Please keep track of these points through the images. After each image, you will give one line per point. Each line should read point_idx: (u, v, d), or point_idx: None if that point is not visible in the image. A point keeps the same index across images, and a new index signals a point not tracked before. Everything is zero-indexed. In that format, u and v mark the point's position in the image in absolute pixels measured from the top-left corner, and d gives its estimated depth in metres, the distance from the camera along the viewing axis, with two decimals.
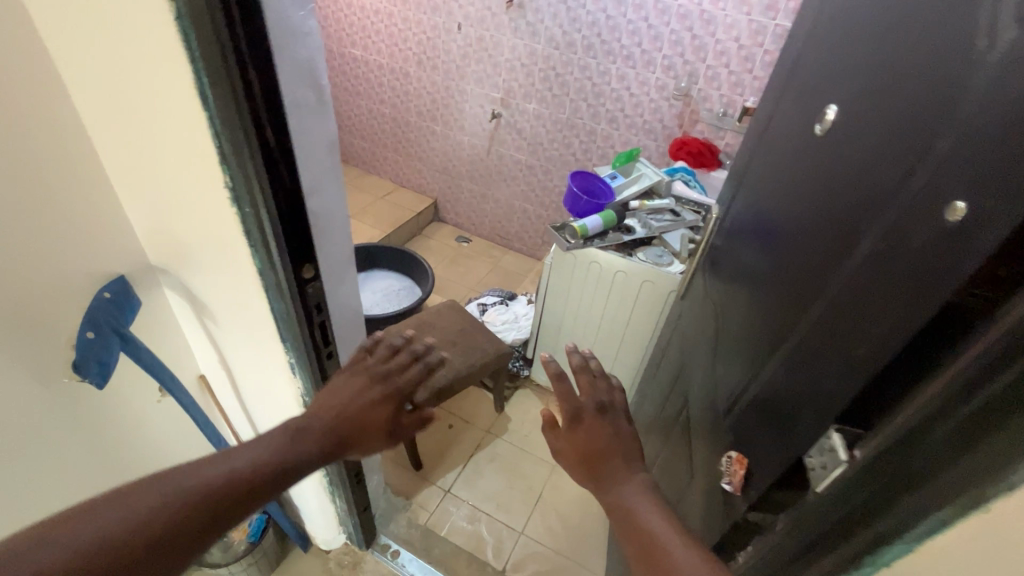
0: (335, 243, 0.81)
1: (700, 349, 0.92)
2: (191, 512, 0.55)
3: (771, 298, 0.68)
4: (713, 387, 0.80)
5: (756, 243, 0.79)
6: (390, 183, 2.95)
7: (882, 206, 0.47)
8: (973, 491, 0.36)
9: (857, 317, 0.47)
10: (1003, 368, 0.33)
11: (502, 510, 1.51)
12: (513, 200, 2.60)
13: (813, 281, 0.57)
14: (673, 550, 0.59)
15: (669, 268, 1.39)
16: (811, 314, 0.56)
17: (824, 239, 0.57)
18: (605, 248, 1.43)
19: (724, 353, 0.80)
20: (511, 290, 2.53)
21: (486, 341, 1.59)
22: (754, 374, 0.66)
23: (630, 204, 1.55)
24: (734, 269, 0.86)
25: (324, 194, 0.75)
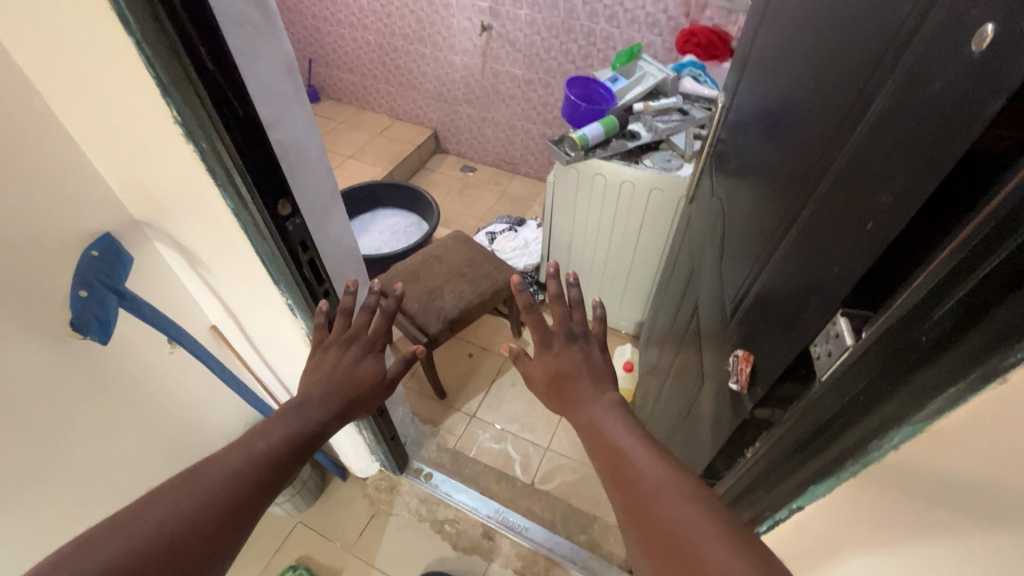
0: (318, 176, 0.78)
1: (708, 251, 0.88)
2: (229, 506, 0.54)
3: (776, 186, 0.62)
4: (720, 288, 0.77)
5: (761, 129, 0.72)
6: (387, 118, 2.84)
7: (896, 56, 0.40)
8: (988, 363, 0.34)
9: (869, 188, 0.41)
10: (1015, 229, 0.29)
11: (527, 429, 1.55)
12: (515, 120, 2.47)
13: (819, 161, 0.51)
14: (633, 456, 0.56)
15: (679, 172, 1.31)
16: (817, 195, 0.50)
17: (832, 108, 0.50)
18: (608, 157, 1.35)
19: (730, 251, 0.75)
20: (522, 215, 2.48)
21: (496, 268, 1.56)
22: (759, 269, 0.62)
23: (634, 108, 1.44)
24: (741, 161, 0.79)
25: (292, 124, 0.69)
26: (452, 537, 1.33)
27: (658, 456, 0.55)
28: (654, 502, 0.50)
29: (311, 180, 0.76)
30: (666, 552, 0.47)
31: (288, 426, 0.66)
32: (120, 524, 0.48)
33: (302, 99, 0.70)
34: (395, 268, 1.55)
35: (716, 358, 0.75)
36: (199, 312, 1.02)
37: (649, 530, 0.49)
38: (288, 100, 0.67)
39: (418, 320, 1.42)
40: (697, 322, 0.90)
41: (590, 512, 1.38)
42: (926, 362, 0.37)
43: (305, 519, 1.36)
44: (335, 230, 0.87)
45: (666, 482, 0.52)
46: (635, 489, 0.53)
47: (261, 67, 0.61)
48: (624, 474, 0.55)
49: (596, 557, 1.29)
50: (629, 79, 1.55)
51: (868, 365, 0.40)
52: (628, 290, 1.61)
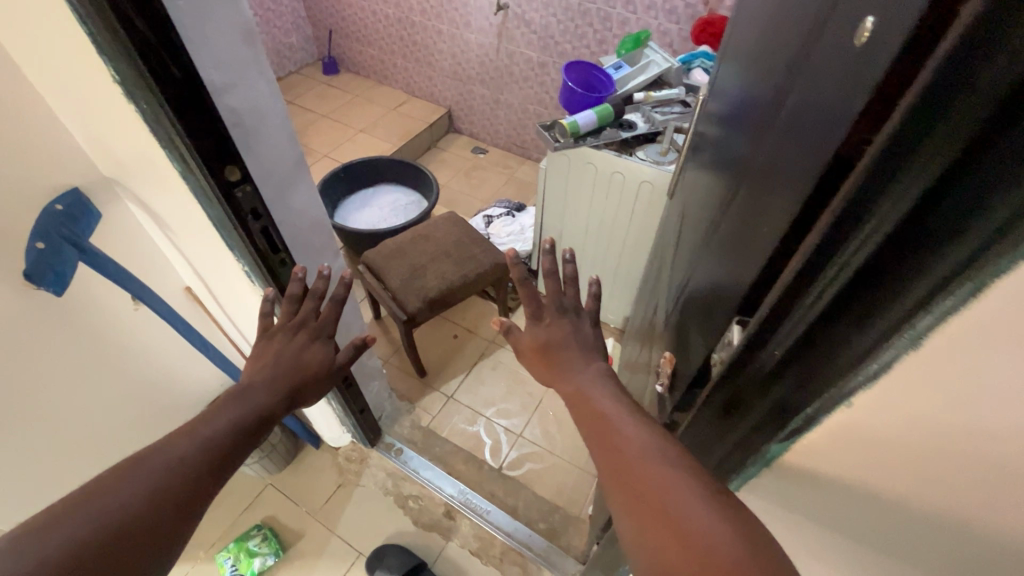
0: (279, 146, 0.78)
1: (671, 247, 0.85)
2: (180, 489, 0.52)
3: (722, 183, 0.59)
4: (670, 286, 0.75)
5: (725, 122, 0.68)
6: (403, 94, 2.83)
7: (810, 49, 0.38)
8: (838, 381, 0.33)
9: (770, 189, 0.39)
10: (874, 211, 0.27)
11: (502, 415, 1.56)
12: (528, 103, 2.43)
13: (749, 160, 0.49)
14: (619, 422, 0.53)
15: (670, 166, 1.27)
16: (742, 196, 0.48)
17: (765, 105, 0.47)
18: (599, 146, 1.31)
19: (682, 249, 0.72)
20: (526, 201, 2.46)
21: (483, 251, 1.55)
22: (694, 270, 0.60)
23: (633, 97, 1.40)
24: (708, 154, 0.76)
25: (246, 92, 0.68)
26: (414, 512, 1.35)
27: (644, 422, 0.52)
28: (641, 467, 0.46)
29: (271, 150, 0.77)
30: (654, 514, 0.43)
31: (237, 410, 0.65)
32: (61, 516, 0.45)
33: (263, 69, 0.69)
34: (382, 244, 1.55)
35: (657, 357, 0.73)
36: (173, 272, 1.05)
37: (633, 497, 0.45)
38: (243, 66, 0.66)
39: (399, 297, 1.43)
40: (655, 321, 0.88)
41: (553, 501, 1.38)
42: (777, 372, 0.36)
43: (276, 481, 1.40)
44: (301, 201, 0.87)
45: (651, 448, 0.48)
46: (621, 455, 0.49)
47: (211, 32, 0.60)
48: (610, 440, 0.51)
49: (554, 546, 1.29)
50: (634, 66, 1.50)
51: (763, 363, 0.37)
52: (616, 284, 1.59)
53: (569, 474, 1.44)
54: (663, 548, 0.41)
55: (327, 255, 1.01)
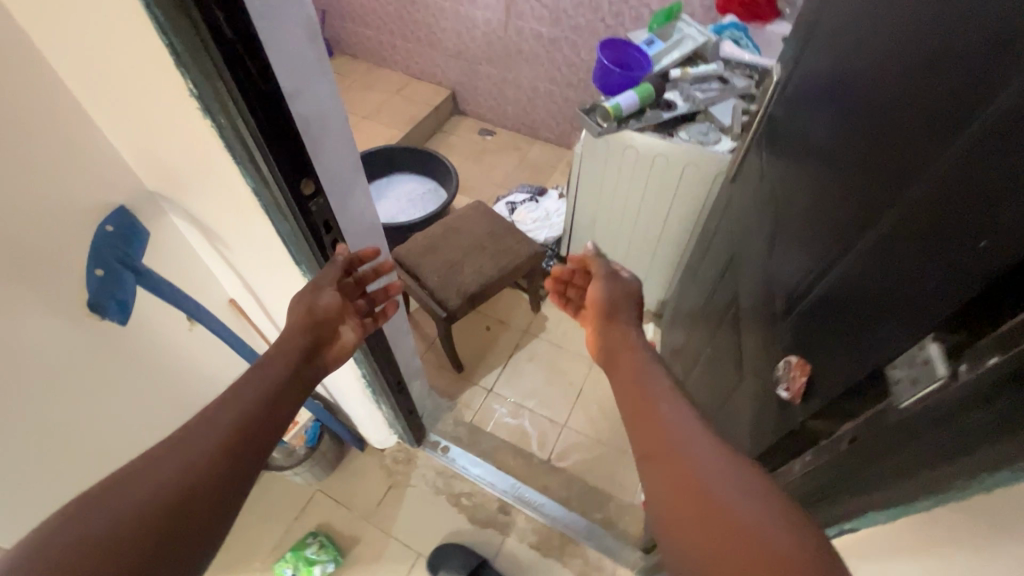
0: (341, 155, 0.72)
1: (755, 239, 0.83)
2: (218, 473, 0.53)
3: (841, 181, 0.57)
4: (770, 281, 0.73)
5: (823, 111, 0.66)
6: (403, 77, 2.72)
7: (994, 62, 0.37)
8: None
9: (957, 208, 0.39)
10: None
11: (544, 406, 1.54)
12: (537, 82, 2.36)
13: (887, 169, 0.49)
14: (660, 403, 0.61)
15: (715, 147, 1.24)
16: (889, 206, 0.47)
17: (904, 111, 0.47)
18: (641, 129, 1.27)
19: (783, 245, 0.70)
20: (541, 183, 2.40)
21: (517, 241, 1.51)
22: (821, 272, 0.58)
23: (670, 74, 1.35)
24: (798, 143, 0.73)
25: (319, 95, 0.63)
26: (468, 510, 1.34)
27: (689, 415, 0.58)
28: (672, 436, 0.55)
29: (334, 159, 0.71)
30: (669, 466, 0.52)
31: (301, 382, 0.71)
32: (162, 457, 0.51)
33: (326, 72, 0.63)
34: (413, 239, 1.51)
35: (757, 356, 0.73)
36: (217, 285, 1.00)
37: (662, 457, 0.53)
38: (312, 69, 0.60)
39: (437, 294, 1.40)
40: (737, 314, 0.87)
41: (606, 490, 1.38)
42: (993, 419, 0.35)
43: (324, 487, 1.37)
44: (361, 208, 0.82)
45: (684, 419, 0.57)
46: (662, 440, 0.55)
47: (278, 36, 0.54)
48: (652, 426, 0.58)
49: (611, 535, 1.30)
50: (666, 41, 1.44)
51: (978, 398, 0.36)
52: (653, 267, 1.57)
53: (617, 462, 1.43)
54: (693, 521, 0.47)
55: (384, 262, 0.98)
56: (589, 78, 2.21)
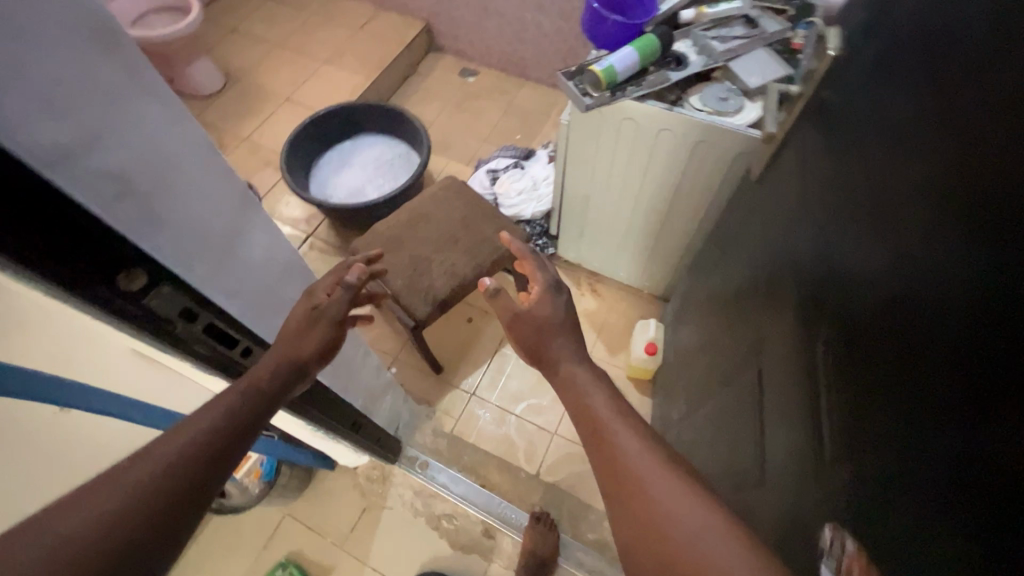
0: (226, 191, 0.57)
1: (806, 283, 0.67)
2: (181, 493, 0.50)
3: (936, 285, 0.42)
4: (823, 358, 0.59)
5: (909, 155, 0.48)
6: (369, 7, 2.33)
7: None
8: None
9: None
10: None
11: (533, 411, 1.39)
12: (524, 11, 2.00)
13: (948, 305, 0.40)
14: (614, 428, 0.64)
15: (734, 119, 0.98)
16: (922, 351, 0.42)
17: (999, 252, 0.36)
18: (643, 97, 0.99)
19: (842, 316, 0.56)
20: (531, 136, 2.11)
21: (497, 230, 1.28)
22: (897, 396, 0.44)
23: (680, 17, 1.06)
24: (866, 181, 0.56)
25: (127, 135, 0.44)
26: (450, 534, 1.23)
27: (643, 444, 0.62)
28: (624, 465, 0.60)
29: (218, 200, 0.56)
30: (625, 494, 0.59)
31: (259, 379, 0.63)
32: (98, 485, 0.47)
33: (161, 98, 0.46)
34: (373, 230, 1.28)
35: (788, 413, 0.65)
36: None
37: (618, 484, 0.60)
38: (104, 105, 0.41)
39: (402, 301, 1.20)
40: (760, 352, 0.77)
41: (601, 507, 1.27)
42: None
43: (293, 511, 1.26)
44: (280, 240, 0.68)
45: (638, 450, 0.61)
46: (618, 473, 0.60)
47: (65, 80, 0.38)
48: (616, 466, 0.60)
49: (606, 560, 1.19)
50: None
51: None
52: (655, 253, 1.35)
53: None
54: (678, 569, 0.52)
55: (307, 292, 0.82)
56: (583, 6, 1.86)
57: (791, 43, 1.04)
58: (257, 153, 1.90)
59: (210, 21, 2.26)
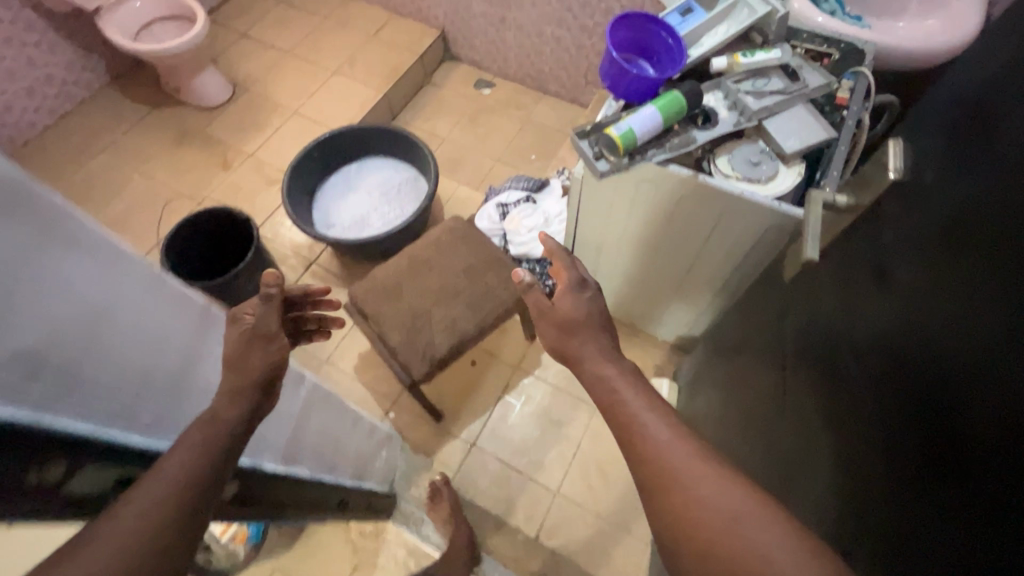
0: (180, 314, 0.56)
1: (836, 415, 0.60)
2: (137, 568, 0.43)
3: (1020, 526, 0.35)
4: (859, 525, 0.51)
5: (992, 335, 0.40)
6: (383, 11, 2.22)
7: None
8: None
9: None
10: None
11: (534, 466, 1.33)
12: (543, 23, 1.88)
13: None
14: (649, 426, 0.65)
15: (762, 191, 0.89)
16: None
17: None
18: (664, 162, 0.89)
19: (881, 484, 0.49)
20: (546, 156, 2.00)
21: (503, 281, 1.20)
22: None
23: (712, 66, 0.95)
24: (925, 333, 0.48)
25: (51, 303, 0.40)
26: None
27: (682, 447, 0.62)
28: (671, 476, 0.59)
29: (174, 325, 0.56)
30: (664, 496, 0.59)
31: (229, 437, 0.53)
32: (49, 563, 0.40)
33: (86, 250, 0.43)
34: (373, 276, 1.21)
35: (777, 440, 0.72)
36: None
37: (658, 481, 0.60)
38: (23, 272, 0.37)
39: (399, 358, 1.13)
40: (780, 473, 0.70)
41: None
42: None
43: (282, 565, 1.22)
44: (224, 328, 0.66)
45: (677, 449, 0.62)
46: (661, 474, 0.60)
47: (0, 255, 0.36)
48: (651, 456, 0.62)
49: None
50: (710, 11, 0.99)
51: None
52: (669, 306, 1.27)
53: (616, 541, 1.25)
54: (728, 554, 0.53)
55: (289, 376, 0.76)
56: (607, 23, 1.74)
57: (836, 98, 0.94)
58: (261, 170, 1.84)
59: (220, 23, 2.18)
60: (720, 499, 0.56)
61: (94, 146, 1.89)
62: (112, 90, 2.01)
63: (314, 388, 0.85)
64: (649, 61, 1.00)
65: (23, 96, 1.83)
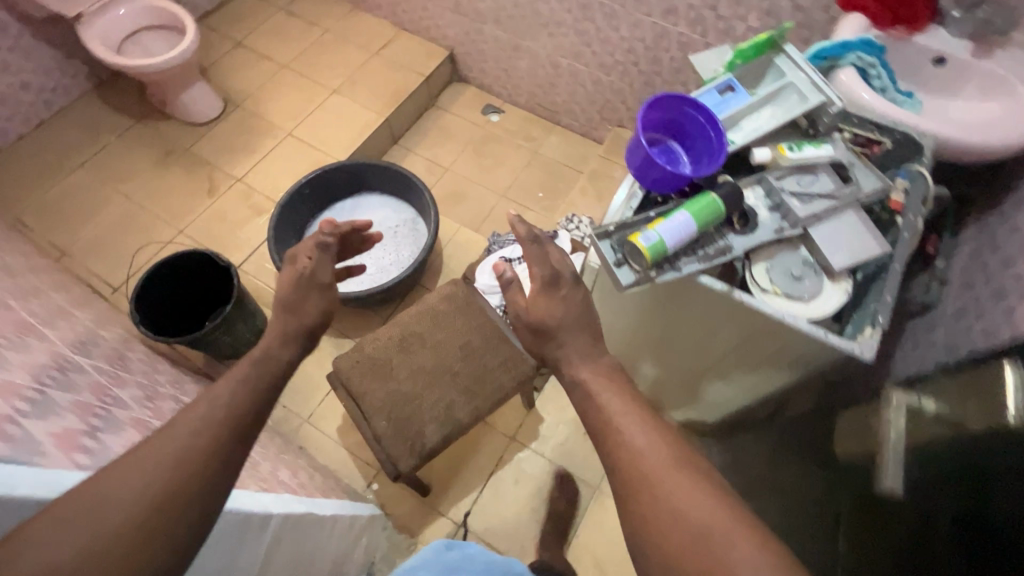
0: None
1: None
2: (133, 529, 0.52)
3: None
4: None
5: None
6: (389, 27, 2.09)
7: None
8: None
9: None
10: None
11: (525, 553, 1.23)
12: (558, 56, 1.75)
13: None
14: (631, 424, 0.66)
15: (804, 312, 0.79)
16: None
17: None
18: (697, 274, 0.78)
19: None
20: (554, 195, 1.88)
21: (502, 361, 1.09)
22: None
23: (754, 159, 0.84)
24: None
25: None
26: None
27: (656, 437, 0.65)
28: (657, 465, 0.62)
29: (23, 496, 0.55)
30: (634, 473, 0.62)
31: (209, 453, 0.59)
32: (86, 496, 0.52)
33: None
34: (360, 348, 1.10)
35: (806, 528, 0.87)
36: None
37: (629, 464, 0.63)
38: None
39: (384, 448, 1.02)
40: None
41: None
42: None
43: None
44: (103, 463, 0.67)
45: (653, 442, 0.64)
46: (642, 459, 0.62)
47: None
48: (632, 447, 0.64)
49: None
50: (755, 94, 0.88)
51: None
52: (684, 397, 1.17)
53: None
54: (696, 564, 0.54)
55: (236, 527, 0.65)
56: (627, 63, 1.62)
57: (891, 201, 0.85)
58: (250, 199, 1.72)
59: (215, 31, 2.04)
60: (694, 510, 0.57)
61: (70, 161, 1.76)
62: (95, 98, 1.89)
63: (282, 520, 0.74)
64: (682, 144, 0.89)
65: None
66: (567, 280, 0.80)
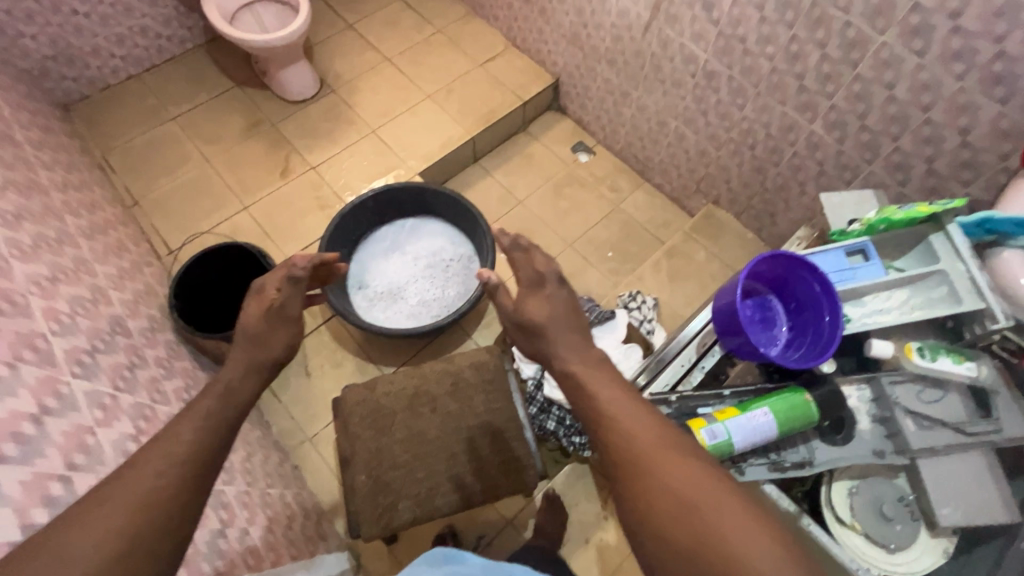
0: None
1: None
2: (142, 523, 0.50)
3: None
4: None
5: None
6: (500, 40, 1.99)
7: None
8: None
9: None
10: None
11: None
12: (667, 115, 1.59)
13: None
14: (621, 410, 0.60)
15: (885, 562, 0.64)
16: None
17: None
18: (764, 480, 0.65)
19: None
20: (623, 257, 1.74)
21: None
22: None
23: (870, 351, 0.69)
24: None
25: None
26: None
27: (653, 420, 0.59)
28: (657, 458, 0.55)
29: None
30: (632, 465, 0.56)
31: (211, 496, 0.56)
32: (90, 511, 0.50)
33: None
34: (371, 390, 1.13)
35: None
36: None
37: (626, 458, 0.57)
38: None
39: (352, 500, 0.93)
40: None
41: None
42: None
43: None
44: None
45: (658, 432, 0.58)
46: (637, 450, 0.57)
47: None
48: (622, 436, 0.58)
49: None
50: (892, 271, 0.73)
51: None
52: None
53: None
54: (683, 534, 0.51)
55: None
56: (742, 143, 1.44)
57: None
58: (317, 190, 1.70)
59: (331, 8, 2.03)
60: (684, 480, 0.54)
61: (166, 111, 1.80)
62: (203, 53, 1.92)
63: None
64: (785, 304, 0.76)
65: (113, 42, 1.75)
66: (552, 277, 0.73)
